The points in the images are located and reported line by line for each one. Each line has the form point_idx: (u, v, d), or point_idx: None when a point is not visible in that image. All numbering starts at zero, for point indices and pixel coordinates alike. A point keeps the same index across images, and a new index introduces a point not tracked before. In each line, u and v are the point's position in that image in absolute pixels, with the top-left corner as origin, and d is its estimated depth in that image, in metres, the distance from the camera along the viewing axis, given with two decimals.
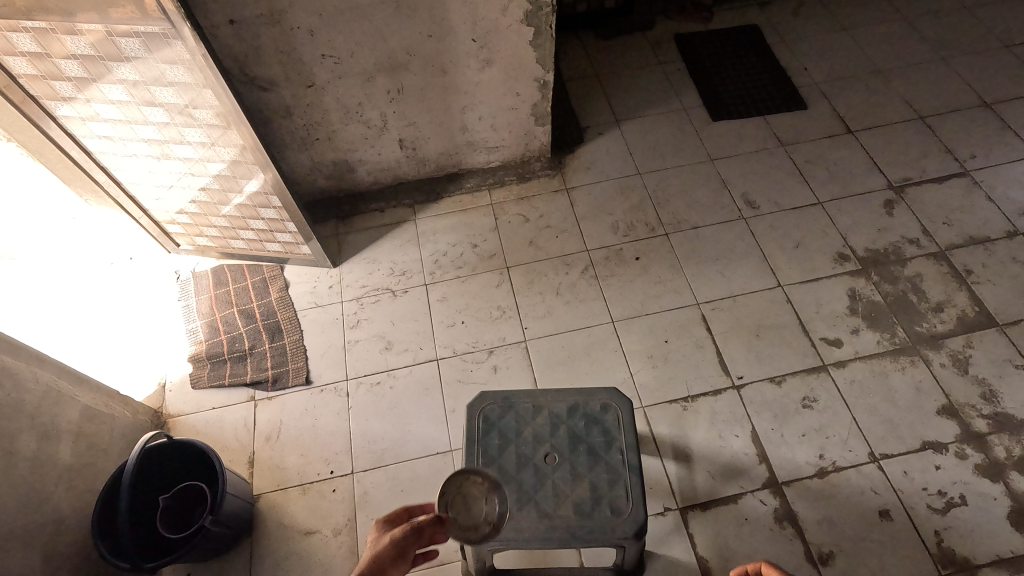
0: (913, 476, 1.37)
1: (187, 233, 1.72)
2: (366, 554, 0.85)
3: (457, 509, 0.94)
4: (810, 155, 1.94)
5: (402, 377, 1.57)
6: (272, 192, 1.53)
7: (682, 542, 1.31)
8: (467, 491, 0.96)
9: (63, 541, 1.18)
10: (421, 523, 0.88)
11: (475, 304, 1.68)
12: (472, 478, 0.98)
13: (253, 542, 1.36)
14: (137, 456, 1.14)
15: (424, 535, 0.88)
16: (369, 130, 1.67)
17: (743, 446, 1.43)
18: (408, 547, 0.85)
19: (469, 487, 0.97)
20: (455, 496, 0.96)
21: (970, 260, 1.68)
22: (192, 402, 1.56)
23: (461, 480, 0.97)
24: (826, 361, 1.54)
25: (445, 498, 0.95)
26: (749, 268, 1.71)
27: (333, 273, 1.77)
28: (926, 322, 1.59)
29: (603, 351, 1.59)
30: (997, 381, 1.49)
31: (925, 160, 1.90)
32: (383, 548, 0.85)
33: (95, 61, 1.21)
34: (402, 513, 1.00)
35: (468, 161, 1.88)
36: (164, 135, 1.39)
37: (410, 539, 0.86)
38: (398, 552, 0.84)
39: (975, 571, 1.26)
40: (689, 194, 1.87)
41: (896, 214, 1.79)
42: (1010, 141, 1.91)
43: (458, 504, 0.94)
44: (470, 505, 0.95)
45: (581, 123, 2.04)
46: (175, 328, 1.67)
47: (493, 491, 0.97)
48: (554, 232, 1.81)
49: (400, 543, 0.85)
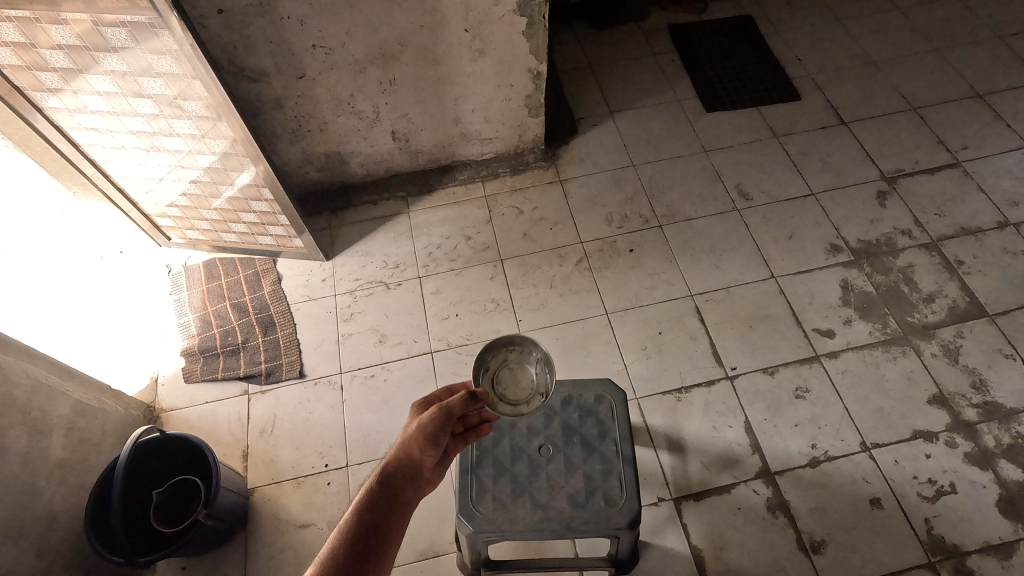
0: (904, 465, 1.39)
1: (178, 226, 1.71)
2: (400, 438, 0.82)
3: (503, 381, 1.01)
4: (803, 146, 1.94)
5: (396, 370, 1.57)
6: (263, 184, 1.52)
7: (676, 532, 1.32)
8: (512, 366, 1.03)
9: (55, 536, 1.18)
10: (451, 406, 0.84)
11: (469, 297, 1.68)
12: (516, 352, 1.04)
13: (248, 535, 1.35)
14: (129, 451, 1.13)
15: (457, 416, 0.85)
16: (361, 122, 1.66)
17: (736, 436, 1.44)
18: (440, 429, 0.82)
19: (514, 362, 1.04)
20: (501, 369, 1.03)
21: (961, 251, 1.69)
22: (185, 396, 1.55)
23: (505, 353, 1.04)
24: (818, 351, 1.55)
25: (491, 369, 1.03)
26: (742, 260, 1.71)
27: (326, 266, 1.76)
28: (918, 312, 1.60)
29: (597, 343, 1.59)
30: (986, 370, 1.50)
31: (918, 151, 1.90)
32: (417, 430, 0.82)
33: (81, 51, 1.19)
34: (432, 400, 0.98)
35: (461, 153, 1.87)
36: (153, 127, 1.37)
37: (442, 420, 0.83)
38: (430, 438, 0.81)
39: (964, 557, 1.28)
40: (682, 185, 1.87)
41: (889, 205, 1.79)
42: (1002, 132, 1.92)
43: (505, 374, 1.02)
44: (516, 377, 1.02)
45: (575, 115, 2.03)
46: (167, 322, 1.66)
47: (538, 363, 1.03)
48: (547, 224, 1.80)
49: (435, 425, 0.82)
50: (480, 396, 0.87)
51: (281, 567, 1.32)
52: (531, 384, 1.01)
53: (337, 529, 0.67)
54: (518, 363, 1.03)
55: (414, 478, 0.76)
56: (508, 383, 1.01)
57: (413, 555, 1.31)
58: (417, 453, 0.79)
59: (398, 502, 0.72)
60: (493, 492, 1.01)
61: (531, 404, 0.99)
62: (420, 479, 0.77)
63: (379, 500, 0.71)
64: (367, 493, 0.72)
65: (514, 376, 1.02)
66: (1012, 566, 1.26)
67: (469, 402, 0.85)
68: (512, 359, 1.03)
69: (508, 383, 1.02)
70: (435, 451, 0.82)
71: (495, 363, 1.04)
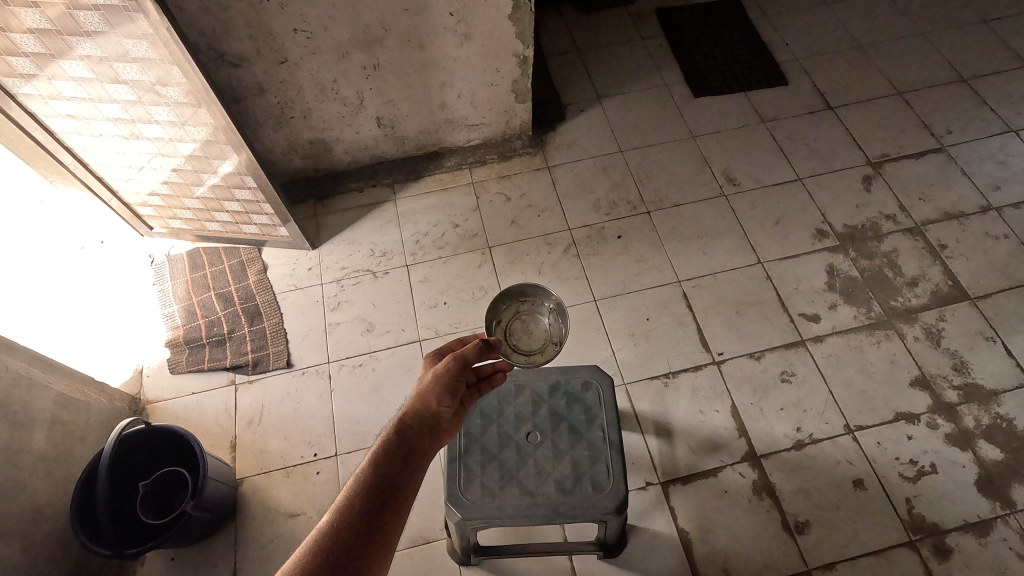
0: (887, 446, 1.41)
1: (159, 215, 1.68)
2: (415, 392, 0.83)
3: (520, 332, 1.34)
4: (790, 131, 1.94)
5: (384, 359, 1.57)
6: (246, 172, 1.50)
7: (664, 515, 1.34)
8: (523, 321, 1.34)
9: (40, 529, 1.17)
10: (465, 356, 0.86)
11: (457, 285, 1.67)
12: (524, 307, 1.37)
13: (237, 525, 1.35)
14: (114, 443, 1.12)
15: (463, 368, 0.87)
16: (345, 108, 1.63)
17: (723, 421, 1.45)
18: (454, 380, 0.83)
19: (525, 317, 1.36)
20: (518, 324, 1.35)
21: (944, 235, 1.71)
22: (171, 388, 1.54)
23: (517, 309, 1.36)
24: (804, 336, 1.57)
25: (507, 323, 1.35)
26: (729, 245, 1.72)
27: (312, 255, 1.74)
28: (901, 296, 1.62)
29: (586, 330, 1.59)
30: (968, 353, 1.53)
31: (903, 136, 1.91)
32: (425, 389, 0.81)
33: (53, 35, 1.15)
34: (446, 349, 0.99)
35: (448, 139, 1.85)
36: (132, 114, 1.34)
37: (456, 371, 0.84)
38: (445, 389, 0.82)
39: (944, 535, 1.30)
40: (670, 171, 1.86)
41: (874, 190, 1.80)
42: (986, 117, 1.93)
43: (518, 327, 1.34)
44: (530, 328, 1.34)
45: (563, 100, 2.02)
46: (151, 312, 1.64)
47: (541, 314, 1.35)
48: (535, 211, 1.80)
49: (442, 379, 0.83)
50: (486, 346, 0.90)
51: (272, 556, 1.32)
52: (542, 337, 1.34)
53: (349, 490, 0.67)
54: (528, 320, 1.35)
55: (427, 432, 0.76)
56: (525, 333, 1.34)
57: (403, 543, 1.31)
58: (434, 402, 0.80)
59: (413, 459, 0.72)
60: (481, 480, 1.01)
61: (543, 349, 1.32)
62: (438, 428, 0.79)
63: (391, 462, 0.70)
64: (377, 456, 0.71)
65: (529, 329, 1.34)
66: (990, 543, 1.29)
67: (482, 350, 0.88)
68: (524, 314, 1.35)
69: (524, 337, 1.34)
70: (452, 401, 0.82)
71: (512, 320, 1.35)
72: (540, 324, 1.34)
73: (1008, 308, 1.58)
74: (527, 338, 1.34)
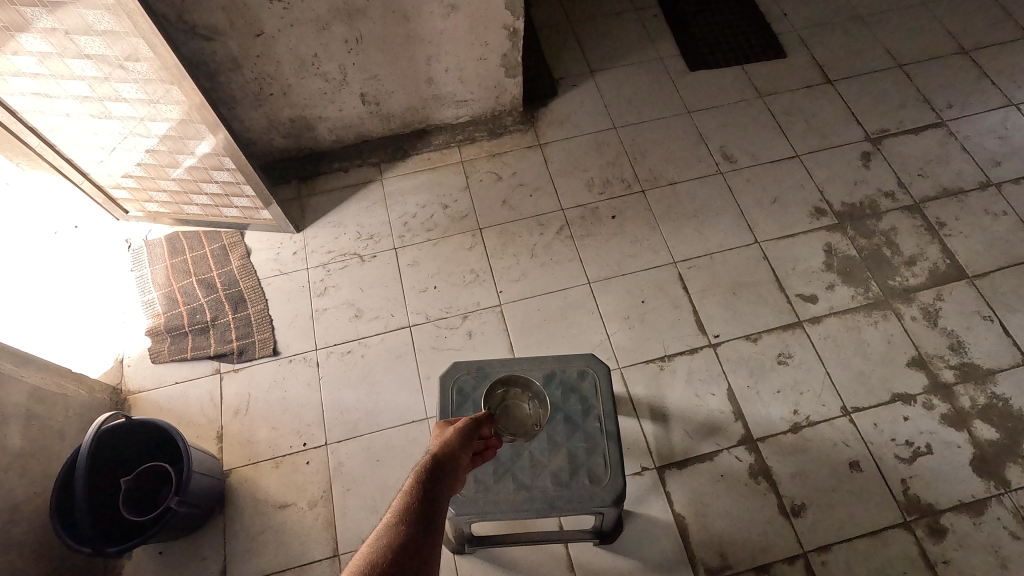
0: (883, 427, 1.40)
1: (135, 198, 1.60)
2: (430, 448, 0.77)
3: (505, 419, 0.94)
4: (788, 106, 1.89)
5: (373, 346, 1.52)
6: (224, 153, 1.43)
7: (660, 500, 1.33)
8: (508, 401, 0.96)
9: (20, 528, 1.13)
10: (479, 417, 0.83)
11: (448, 269, 1.63)
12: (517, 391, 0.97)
13: (226, 518, 1.33)
14: (91, 439, 1.08)
15: (481, 428, 0.82)
16: (327, 84, 1.56)
17: (719, 404, 1.43)
18: (471, 433, 0.79)
19: (514, 400, 0.97)
20: (500, 408, 0.95)
21: (943, 213, 1.68)
22: (153, 377, 1.49)
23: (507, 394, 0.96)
24: (801, 317, 1.54)
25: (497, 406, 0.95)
26: (725, 225, 1.68)
27: (296, 239, 1.68)
28: (899, 275, 1.59)
29: (580, 313, 1.56)
30: (965, 332, 1.51)
31: (903, 111, 1.86)
32: (449, 437, 0.77)
33: (5, 7, 1.07)
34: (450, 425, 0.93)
35: (436, 117, 1.79)
36: (99, 93, 1.27)
37: (473, 426, 0.81)
38: (464, 440, 0.77)
39: (939, 516, 1.30)
40: (665, 149, 1.81)
41: (873, 167, 1.77)
42: (986, 91, 1.89)
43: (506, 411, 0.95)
44: (516, 415, 0.95)
45: (554, 74, 1.94)
46: (130, 299, 1.58)
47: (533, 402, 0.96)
48: (527, 191, 1.74)
49: (465, 431, 0.78)
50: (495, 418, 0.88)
51: (262, 549, 1.29)
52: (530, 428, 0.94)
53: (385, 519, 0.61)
54: (516, 398, 0.96)
55: (452, 479, 0.70)
56: (510, 423, 0.94)
57: None
58: (455, 450, 0.74)
59: (442, 502, 0.66)
60: (475, 474, 0.98)
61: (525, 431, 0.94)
62: (458, 478, 0.72)
63: (423, 498, 0.64)
64: (406, 492, 0.65)
65: (512, 412, 0.95)
66: (984, 523, 1.30)
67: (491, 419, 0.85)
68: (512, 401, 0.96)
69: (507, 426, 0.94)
70: (470, 456, 0.77)
71: (495, 399, 0.96)
72: (527, 404, 0.96)
73: (1006, 287, 1.57)
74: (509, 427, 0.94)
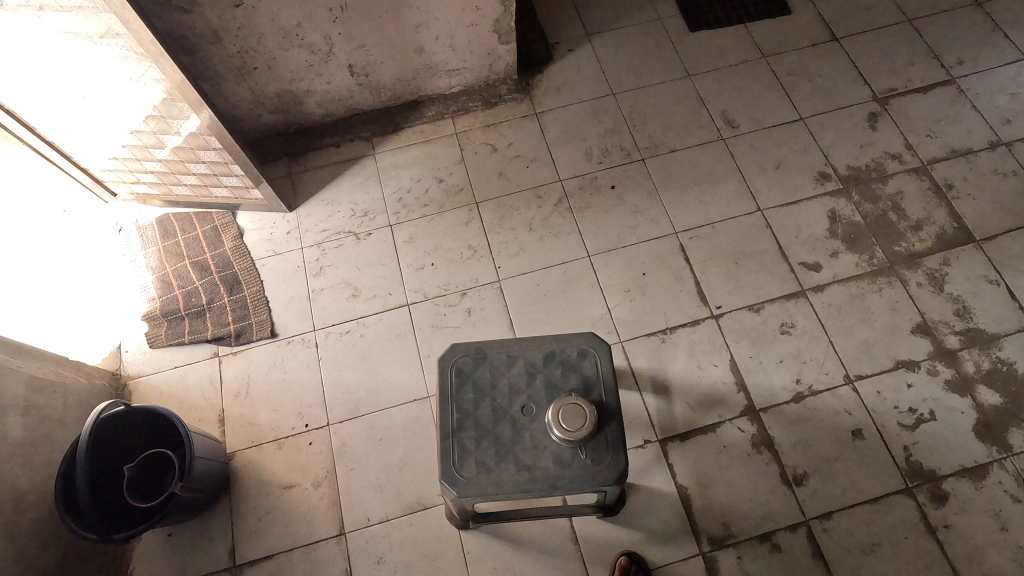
0: (886, 395, 1.40)
1: (123, 180, 1.56)
2: None
3: (572, 419, 0.95)
4: (793, 66, 1.82)
5: (372, 325, 1.51)
6: (209, 132, 1.39)
7: (663, 472, 1.33)
8: (590, 421, 0.95)
9: (27, 516, 1.14)
10: None
11: (445, 245, 1.60)
12: (561, 408, 0.96)
13: (232, 500, 1.34)
14: (90, 427, 1.07)
15: None
16: (313, 56, 1.50)
17: (721, 375, 1.43)
18: None
19: (564, 409, 0.96)
20: (566, 417, 0.95)
21: (951, 174, 1.64)
22: (152, 362, 1.48)
23: (561, 413, 0.95)
24: (804, 286, 1.52)
25: (565, 420, 0.95)
26: (728, 193, 1.64)
27: (289, 218, 1.65)
28: (905, 240, 1.56)
29: (580, 287, 1.53)
30: (971, 297, 1.49)
31: (912, 68, 1.80)
32: None
33: None
34: None
35: (428, 87, 1.73)
36: (77, 75, 1.22)
37: None
38: None
39: (941, 481, 1.31)
40: (665, 114, 1.75)
41: (880, 128, 1.71)
42: (998, 45, 1.82)
43: (568, 415, 0.95)
44: (572, 410, 0.95)
45: (550, 39, 1.87)
46: (125, 284, 1.56)
47: (565, 403, 0.96)
48: (524, 162, 1.70)
49: None
50: None
51: (269, 529, 1.31)
52: (545, 416, 0.98)
53: None
54: (587, 427, 0.94)
55: None
56: (574, 419, 0.95)
57: (402, 510, 1.32)
58: None
59: None
60: (476, 456, 0.97)
61: (578, 416, 0.95)
62: None
63: None
64: None
65: (580, 416, 0.95)
66: (985, 487, 1.30)
67: None
68: (563, 414, 0.95)
69: (570, 402, 0.96)
70: None
71: (592, 414, 0.95)
72: (571, 432, 0.94)
73: (1014, 250, 1.53)
74: (567, 404, 0.96)
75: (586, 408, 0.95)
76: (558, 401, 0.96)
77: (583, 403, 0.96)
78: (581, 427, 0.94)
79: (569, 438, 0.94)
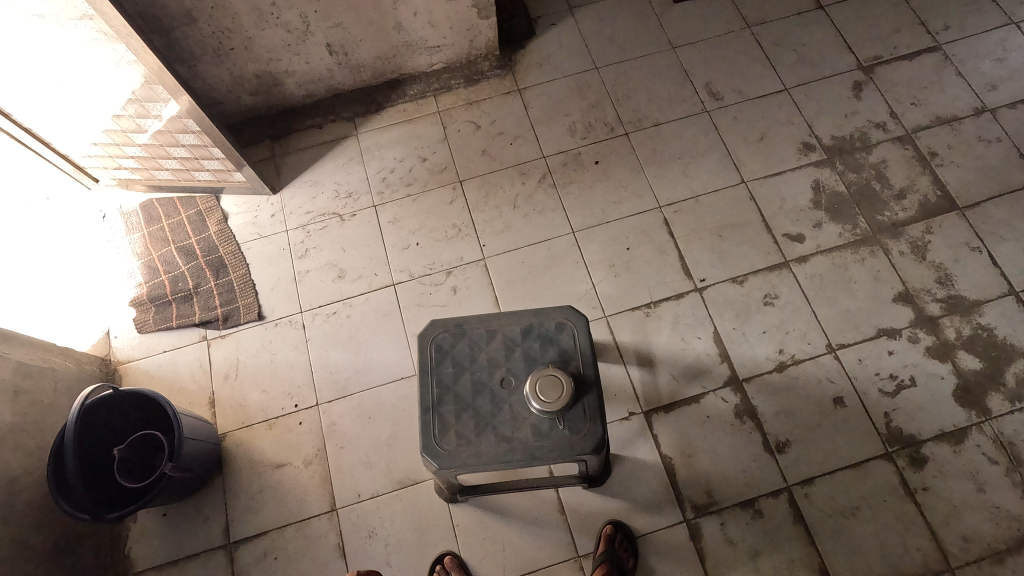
0: (868, 362, 1.41)
1: (105, 166, 1.55)
2: None
3: (550, 390, 0.96)
4: (777, 36, 1.80)
5: (359, 305, 1.52)
6: (188, 116, 1.38)
7: (648, 443, 1.35)
8: (567, 393, 0.96)
9: (21, 498, 1.17)
10: None
11: (429, 224, 1.60)
12: (539, 382, 0.97)
13: (224, 479, 1.36)
14: (77, 411, 1.09)
15: None
16: (290, 35, 1.48)
17: (705, 347, 1.44)
18: None
19: (542, 382, 0.97)
20: (545, 390, 0.96)
21: (935, 142, 1.63)
22: (141, 347, 1.49)
23: (539, 386, 0.97)
24: (788, 257, 1.52)
25: (545, 392, 0.96)
26: (711, 166, 1.64)
27: (274, 200, 1.64)
28: (888, 210, 1.56)
29: (564, 263, 1.54)
30: (952, 265, 1.50)
31: (898, 35, 1.78)
32: None
33: None
34: None
35: (409, 65, 1.71)
36: (51, 60, 1.21)
37: None
38: None
39: (920, 445, 1.33)
40: (650, 88, 1.74)
41: (864, 97, 1.70)
42: (985, 10, 1.80)
43: (546, 387, 0.96)
44: (550, 382, 0.97)
45: (531, 13, 1.85)
46: (111, 270, 1.57)
47: (542, 377, 0.97)
48: (507, 139, 1.69)
49: None
50: None
51: (262, 507, 1.33)
52: (524, 389, 0.99)
53: None
54: (565, 398, 0.96)
55: None
56: (552, 390, 0.96)
57: (391, 485, 1.34)
58: None
59: None
60: (457, 428, 0.99)
61: (555, 386, 0.96)
62: None
63: None
64: None
65: (557, 388, 0.96)
66: (964, 450, 1.32)
67: None
68: (541, 388, 0.97)
69: (547, 374, 0.98)
70: None
71: (570, 385, 0.96)
72: (549, 403, 0.95)
73: (996, 216, 1.54)
74: (545, 375, 0.97)
75: (563, 377, 0.97)
76: (534, 373, 0.98)
77: (560, 374, 0.97)
78: (560, 397, 0.96)
79: (546, 410, 0.95)
